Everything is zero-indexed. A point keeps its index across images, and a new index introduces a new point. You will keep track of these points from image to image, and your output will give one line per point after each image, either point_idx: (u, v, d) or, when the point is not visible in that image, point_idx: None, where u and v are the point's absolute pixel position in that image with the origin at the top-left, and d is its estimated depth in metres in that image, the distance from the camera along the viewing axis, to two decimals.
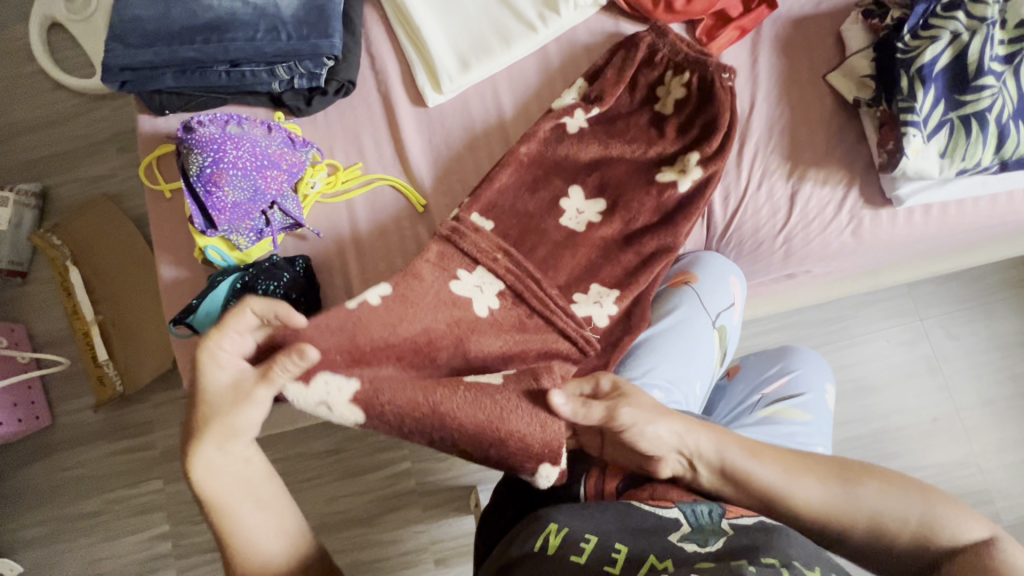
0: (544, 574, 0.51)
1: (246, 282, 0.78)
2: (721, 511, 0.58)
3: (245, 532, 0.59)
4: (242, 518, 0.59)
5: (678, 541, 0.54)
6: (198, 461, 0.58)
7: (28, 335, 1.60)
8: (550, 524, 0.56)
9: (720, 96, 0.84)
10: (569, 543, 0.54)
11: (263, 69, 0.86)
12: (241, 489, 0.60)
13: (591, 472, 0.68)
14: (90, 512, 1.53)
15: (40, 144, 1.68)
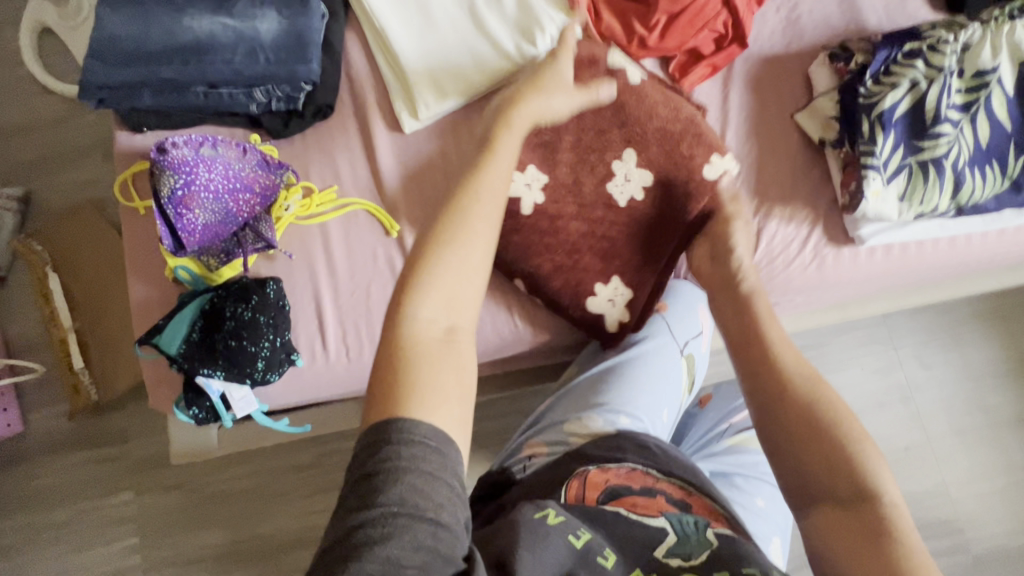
0: (543, 541, 0.57)
1: (215, 303, 0.79)
2: (705, 523, 0.65)
3: (443, 297, 0.52)
4: (457, 280, 0.53)
5: (664, 555, 0.60)
6: (527, 105, 0.70)
7: (4, 340, 1.59)
8: (549, 508, 0.63)
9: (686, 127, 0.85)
10: (567, 525, 0.61)
11: (241, 91, 0.87)
12: (468, 267, 0.54)
13: (571, 483, 0.72)
14: (60, 521, 1.51)
15: (24, 148, 1.67)
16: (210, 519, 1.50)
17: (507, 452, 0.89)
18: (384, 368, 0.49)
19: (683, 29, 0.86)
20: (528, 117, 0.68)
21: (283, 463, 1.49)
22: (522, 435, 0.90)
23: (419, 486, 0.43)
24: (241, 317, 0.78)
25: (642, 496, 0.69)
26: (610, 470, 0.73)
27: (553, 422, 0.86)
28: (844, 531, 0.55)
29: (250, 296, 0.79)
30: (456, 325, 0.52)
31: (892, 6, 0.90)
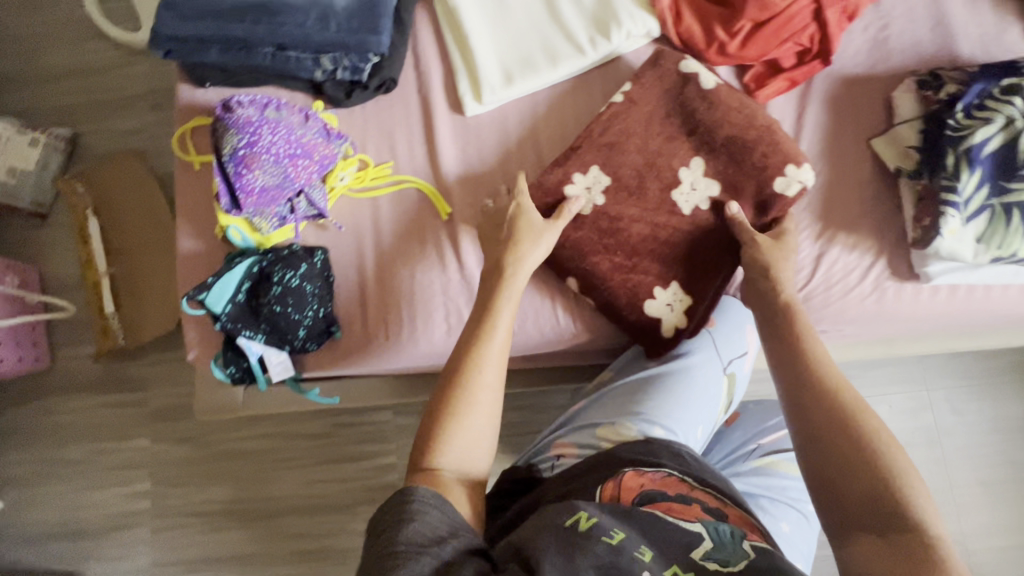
0: (575, 546, 0.56)
1: (264, 267, 0.79)
2: (741, 534, 0.62)
3: (455, 445, 0.64)
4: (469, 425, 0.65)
5: (700, 557, 0.58)
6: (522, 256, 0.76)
7: (39, 277, 1.61)
8: (582, 510, 0.60)
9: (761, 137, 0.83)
10: (601, 528, 0.58)
11: (308, 57, 0.86)
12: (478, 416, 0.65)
13: (606, 485, 0.70)
14: (77, 459, 1.54)
15: (76, 91, 1.69)
16: (220, 475, 1.52)
17: (534, 449, 0.89)
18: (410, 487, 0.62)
19: (766, 39, 0.84)
20: (532, 256, 0.77)
21: (296, 429, 1.51)
22: (551, 433, 0.90)
23: (423, 528, 0.56)
24: (289, 283, 0.78)
25: (677, 503, 0.66)
26: (644, 474, 0.71)
27: (585, 424, 0.86)
28: (883, 559, 0.53)
29: (299, 263, 0.79)
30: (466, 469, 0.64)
31: (987, 37, 0.86)
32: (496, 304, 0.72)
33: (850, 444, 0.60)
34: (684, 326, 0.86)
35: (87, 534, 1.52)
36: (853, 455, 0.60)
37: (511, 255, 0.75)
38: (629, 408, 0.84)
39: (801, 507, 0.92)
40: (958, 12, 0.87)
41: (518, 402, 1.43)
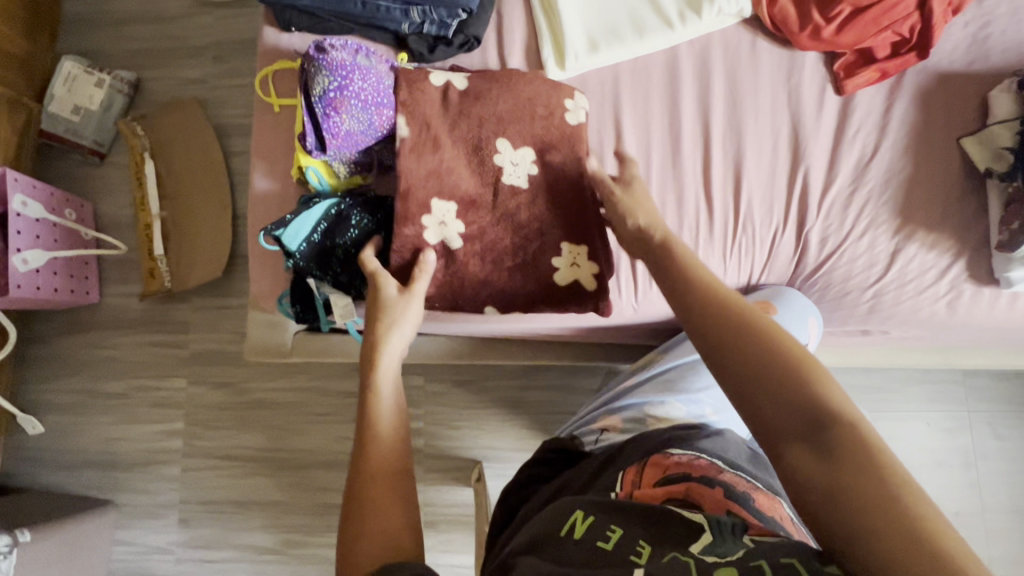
0: (567, 553, 0.54)
1: (342, 210, 0.81)
2: (744, 527, 0.54)
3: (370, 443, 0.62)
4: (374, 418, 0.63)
5: (698, 550, 0.51)
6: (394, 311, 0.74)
7: (94, 214, 1.66)
8: (577, 512, 0.59)
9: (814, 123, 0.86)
10: (595, 531, 0.56)
11: (397, 8, 0.86)
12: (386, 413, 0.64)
13: (630, 468, 0.71)
14: (116, 393, 1.59)
15: (142, 36, 1.72)
16: (250, 422, 1.56)
17: (580, 422, 0.90)
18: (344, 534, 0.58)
19: (862, 27, 0.82)
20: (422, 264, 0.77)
21: (328, 386, 1.53)
22: (595, 407, 0.91)
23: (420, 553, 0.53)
24: (364, 229, 0.81)
25: (701, 487, 0.66)
26: (668, 457, 0.71)
27: (633, 400, 0.87)
28: (863, 514, 0.42)
29: (376, 211, 0.82)
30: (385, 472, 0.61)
31: None
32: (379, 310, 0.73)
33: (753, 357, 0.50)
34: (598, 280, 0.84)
35: (120, 466, 1.57)
36: (790, 399, 0.48)
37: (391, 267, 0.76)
38: (677, 386, 0.87)
39: None
40: None
41: (549, 381, 1.44)
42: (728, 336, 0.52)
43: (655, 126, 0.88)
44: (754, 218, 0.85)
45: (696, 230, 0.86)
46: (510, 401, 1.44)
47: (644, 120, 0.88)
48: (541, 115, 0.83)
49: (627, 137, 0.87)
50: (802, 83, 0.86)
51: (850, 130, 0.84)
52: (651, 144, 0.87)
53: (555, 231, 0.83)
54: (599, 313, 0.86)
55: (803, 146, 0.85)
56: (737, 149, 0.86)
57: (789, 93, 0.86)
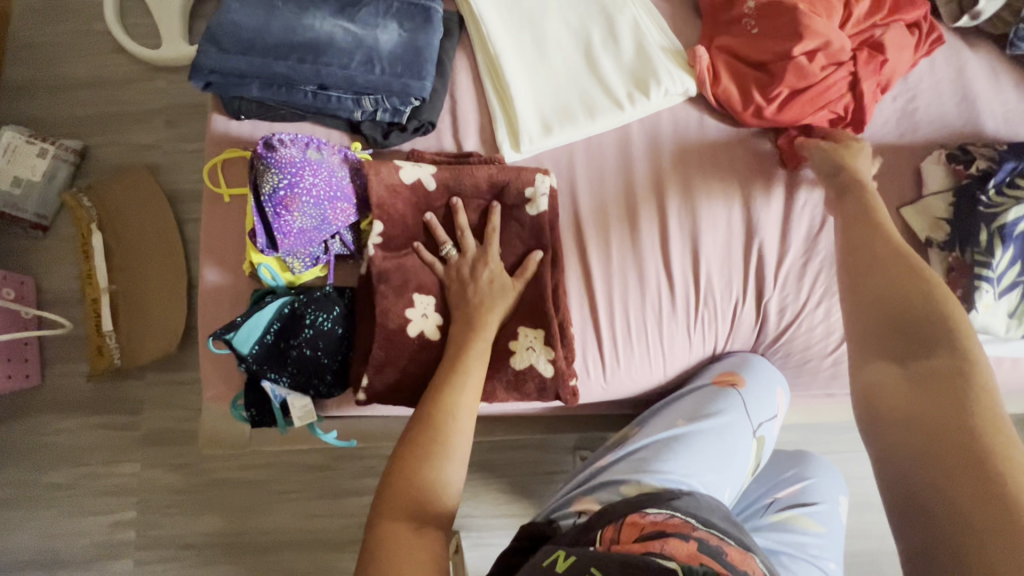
0: None
1: (296, 308, 0.77)
2: None
3: (419, 484, 0.65)
4: (432, 465, 0.66)
5: None
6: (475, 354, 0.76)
7: (36, 290, 1.57)
8: (561, 551, 0.63)
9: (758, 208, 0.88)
10: (574, 568, 0.60)
11: (349, 97, 0.85)
12: (450, 469, 0.67)
13: (606, 528, 0.71)
14: (61, 483, 1.47)
15: (90, 104, 1.67)
16: (212, 505, 1.46)
17: (556, 504, 0.87)
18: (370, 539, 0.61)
19: (803, 106, 0.85)
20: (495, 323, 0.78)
21: (295, 461, 1.46)
22: (574, 488, 0.87)
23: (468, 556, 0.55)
24: (322, 328, 0.76)
25: (676, 539, 0.65)
26: (644, 516, 0.70)
27: (610, 480, 0.83)
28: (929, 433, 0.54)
29: (332, 307, 0.78)
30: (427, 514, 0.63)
31: (1011, 113, 0.89)
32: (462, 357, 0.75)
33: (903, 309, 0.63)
34: (552, 358, 0.82)
35: (66, 564, 1.44)
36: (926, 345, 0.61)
37: (474, 321, 0.77)
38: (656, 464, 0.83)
39: (822, 566, 0.92)
40: (982, 90, 0.90)
41: (525, 442, 1.41)
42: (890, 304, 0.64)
43: (612, 202, 0.89)
44: (714, 290, 0.87)
45: (659, 304, 0.87)
46: (486, 466, 1.40)
47: (601, 197, 0.89)
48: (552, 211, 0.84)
49: (584, 215, 0.88)
50: (750, 156, 0.89)
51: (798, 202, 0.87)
52: (611, 224, 0.88)
53: (514, 319, 0.82)
54: (561, 401, 0.84)
55: (756, 218, 0.87)
56: (694, 223, 0.88)
57: (737, 167, 0.89)
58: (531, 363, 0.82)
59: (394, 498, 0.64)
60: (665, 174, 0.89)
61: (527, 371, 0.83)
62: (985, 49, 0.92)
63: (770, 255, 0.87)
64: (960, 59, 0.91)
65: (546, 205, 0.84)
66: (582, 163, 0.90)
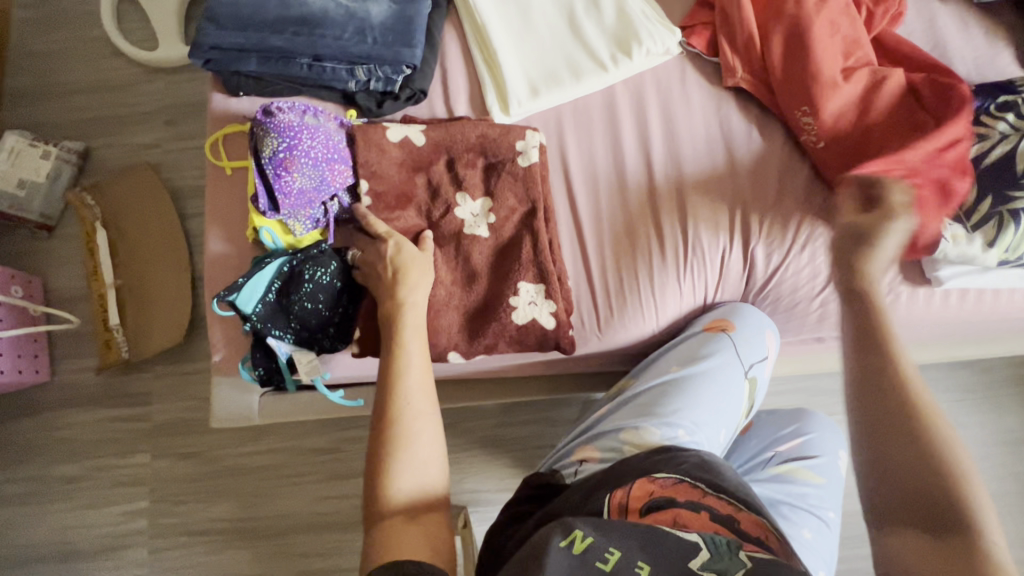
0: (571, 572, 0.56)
1: (295, 266, 0.80)
2: (737, 545, 0.61)
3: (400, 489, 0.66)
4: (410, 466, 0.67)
5: (698, 568, 0.57)
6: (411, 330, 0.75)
7: (44, 289, 1.60)
8: (575, 529, 0.60)
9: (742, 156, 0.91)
10: (595, 550, 0.58)
11: (343, 68, 0.89)
12: (430, 469, 0.68)
13: (616, 491, 0.73)
14: (74, 476, 1.50)
15: (90, 106, 1.71)
16: (223, 491, 1.48)
17: (558, 455, 0.89)
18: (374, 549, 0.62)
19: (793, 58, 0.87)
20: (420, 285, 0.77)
21: (303, 444, 1.48)
22: (575, 438, 0.90)
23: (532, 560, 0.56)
24: (320, 283, 0.79)
25: (687, 509, 0.69)
26: (653, 482, 0.73)
27: (610, 428, 0.86)
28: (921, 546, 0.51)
29: (329, 262, 0.80)
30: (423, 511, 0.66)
31: (981, 60, 0.93)
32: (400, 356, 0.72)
33: (889, 425, 0.58)
34: (558, 311, 0.85)
35: (81, 556, 1.46)
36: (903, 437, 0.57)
37: (397, 293, 0.76)
38: (652, 412, 0.86)
39: (821, 514, 0.94)
40: (953, 38, 0.93)
41: (528, 416, 1.44)
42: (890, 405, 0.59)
43: (600, 159, 0.92)
44: (700, 246, 0.90)
45: (649, 256, 0.90)
46: (490, 440, 1.42)
47: (589, 155, 0.92)
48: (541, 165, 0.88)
49: (574, 173, 0.91)
50: (731, 111, 0.93)
51: (778, 159, 0.91)
52: (598, 179, 0.92)
53: (515, 268, 0.85)
54: (561, 351, 0.88)
55: (739, 169, 0.91)
56: (678, 181, 0.91)
57: (719, 120, 0.93)
58: (531, 316, 0.85)
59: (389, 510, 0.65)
60: (649, 129, 0.93)
61: (529, 324, 0.85)
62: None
63: (748, 212, 0.89)
64: (931, 10, 0.94)
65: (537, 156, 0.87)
66: (569, 124, 0.93)
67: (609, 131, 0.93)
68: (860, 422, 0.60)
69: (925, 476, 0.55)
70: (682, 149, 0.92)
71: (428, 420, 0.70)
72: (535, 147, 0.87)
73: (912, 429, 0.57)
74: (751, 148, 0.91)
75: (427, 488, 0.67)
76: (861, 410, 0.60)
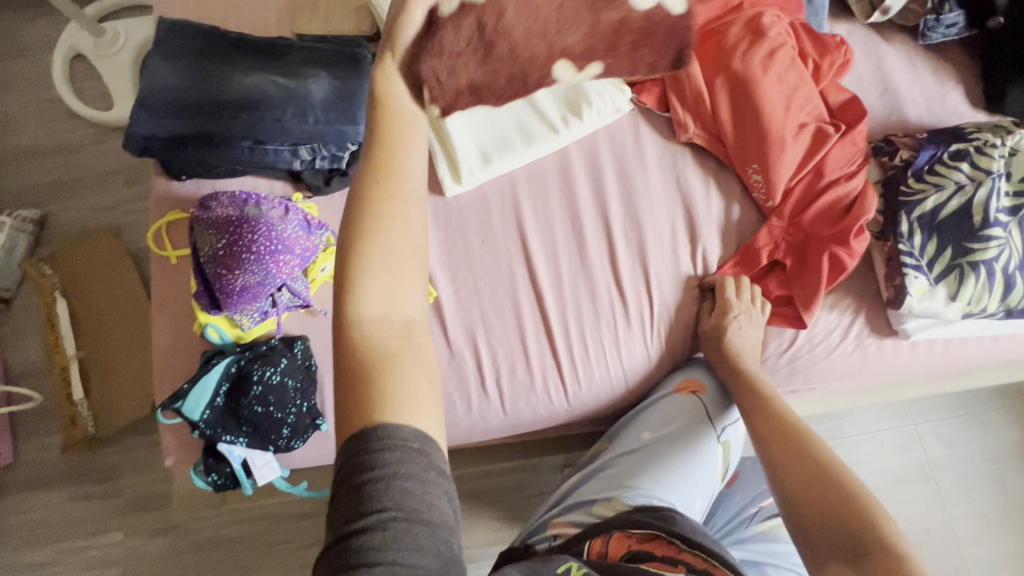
0: None
1: (242, 366, 0.77)
2: None
3: (373, 312, 0.51)
4: (377, 302, 0.52)
5: None
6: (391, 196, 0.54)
7: (3, 365, 1.54)
8: (570, 564, 0.64)
9: (699, 213, 0.89)
10: None
11: (285, 148, 0.86)
12: (423, 369, 0.52)
13: (595, 539, 0.73)
14: (44, 560, 1.43)
15: (46, 172, 1.66)
16: (202, 565, 1.42)
17: (531, 529, 0.86)
18: (347, 408, 0.49)
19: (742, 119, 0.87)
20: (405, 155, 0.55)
21: (282, 511, 1.43)
22: (548, 512, 0.87)
23: None
24: (269, 383, 0.75)
25: (662, 563, 0.67)
26: (632, 535, 0.72)
27: (581, 501, 0.83)
28: None
29: (278, 360, 0.77)
30: (409, 318, 0.53)
31: (932, 100, 0.92)
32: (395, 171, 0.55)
33: (819, 482, 0.69)
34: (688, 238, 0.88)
35: None
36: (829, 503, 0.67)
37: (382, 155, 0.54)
38: (625, 483, 0.83)
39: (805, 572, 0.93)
40: (903, 80, 0.93)
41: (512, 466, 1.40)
42: (806, 481, 0.70)
43: (557, 225, 0.90)
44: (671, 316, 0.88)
45: (615, 322, 0.88)
46: (475, 494, 1.38)
47: (546, 221, 0.90)
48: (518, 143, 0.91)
49: (533, 242, 0.89)
50: (687, 166, 0.91)
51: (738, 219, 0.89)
52: (557, 244, 0.89)
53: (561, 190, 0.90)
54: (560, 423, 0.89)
55: (698, 227, 0.89)
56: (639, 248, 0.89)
57: (676, 177, 0.91)
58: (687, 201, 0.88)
59: (365, 388, 0.49)
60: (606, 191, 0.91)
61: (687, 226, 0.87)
62: (901, 40, 0.95)
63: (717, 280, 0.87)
64: (878, 52, 0.94)
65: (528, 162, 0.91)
66: (523, 190, 0.91)
67: (565, 193, 0.91)
68: (784, 481, 0.72)
69: (848, 519, 0.64)
70: (638, 211, 0.90)
71: (409, 269, 0.53)
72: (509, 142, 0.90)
73: (838, 492, 0.67)
74: (709, 201, 0.90)
75: (408, 394, 0.50)
76: (773, 458, 0.74)
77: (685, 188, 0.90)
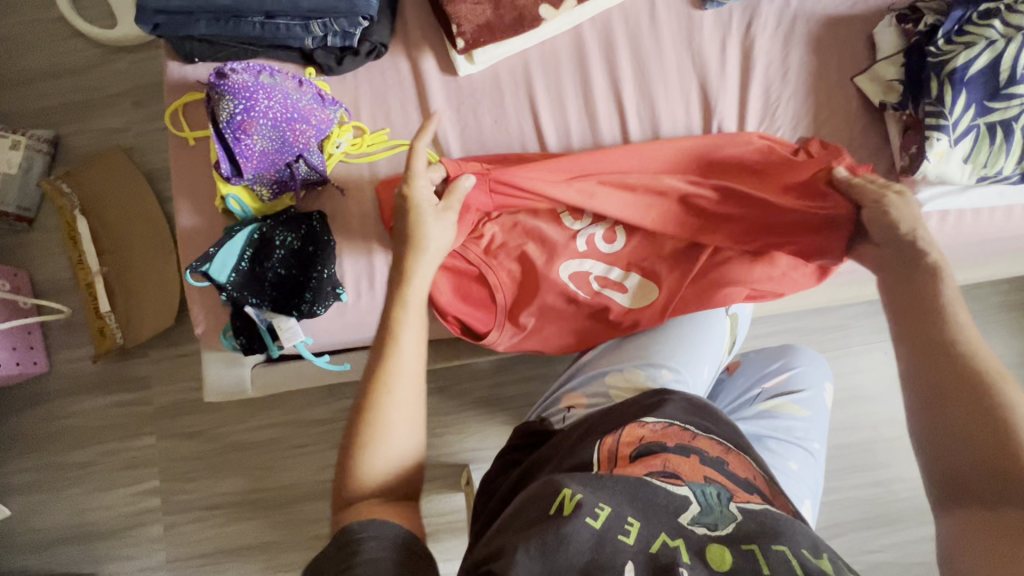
0: (563, 538, 0.54)
1: (264, 232, 0.82)
2: (728, 494, 0.62)
3: (381, 464, 0.61)
4: (389, 438, 0.62)
5: (689, 523, 0.58)
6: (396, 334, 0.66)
7: (30, 281, 1.52)
8: (564, 489, 0.58)
9: (714, 98, 0.90)
10: (585, 508, 0.57)
11: (297, 23, 0.85)
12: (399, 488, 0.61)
13: (606, 437, 0.70)
14: (85, 461, 1.47)
15: (52, 92, 1.60)
16: (230, 466, 1.46)
17: (546, 403, 0.88)
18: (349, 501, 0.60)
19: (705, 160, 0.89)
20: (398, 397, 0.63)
21: (305, 417, 1.45)
22: (560, 386, 0.89)
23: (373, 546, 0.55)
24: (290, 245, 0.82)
25: (676, 454, 0.67)
26: (644, 426, 0.70)
27: (591, 374, 0.85)
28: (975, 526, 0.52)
29: (298, 225, 0.83)
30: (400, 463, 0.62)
31: None
32: (393, 343, 0.65)
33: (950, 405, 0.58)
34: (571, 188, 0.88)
35: (99, 537, 1.45)
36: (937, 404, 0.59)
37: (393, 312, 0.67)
38: (636, 354, 0.85)
39: (808, 446, 0.96)
40: None
41: (526, 372, 1.39)
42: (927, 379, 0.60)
43: (570, 105, 0.91)
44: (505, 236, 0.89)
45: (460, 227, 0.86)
46: (489, 401, 1.38)
47: (559, 97, 0.91)
48: (531, 13, 0.87)
49: (544, 116, 0.90)
50: (703, 42, 0.91)
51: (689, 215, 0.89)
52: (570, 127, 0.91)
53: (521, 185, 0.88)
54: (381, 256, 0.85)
55: (714, 100, 0.90)
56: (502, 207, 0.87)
57: (692, 54, 0.91)
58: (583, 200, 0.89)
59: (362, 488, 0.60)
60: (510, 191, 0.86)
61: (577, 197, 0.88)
62: None
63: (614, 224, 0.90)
64: None
65: (537, 39, 0.90)
66: (535, 69, 0.91)
67: (582, 73, 0.91)
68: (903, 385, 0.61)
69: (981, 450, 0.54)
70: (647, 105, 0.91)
71: (410, 417, 0.63)
72: (521, 15, 0.87)
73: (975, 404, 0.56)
74: (720, 76, 0.90)
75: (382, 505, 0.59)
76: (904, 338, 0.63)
77: (699, 66, 0.90)
